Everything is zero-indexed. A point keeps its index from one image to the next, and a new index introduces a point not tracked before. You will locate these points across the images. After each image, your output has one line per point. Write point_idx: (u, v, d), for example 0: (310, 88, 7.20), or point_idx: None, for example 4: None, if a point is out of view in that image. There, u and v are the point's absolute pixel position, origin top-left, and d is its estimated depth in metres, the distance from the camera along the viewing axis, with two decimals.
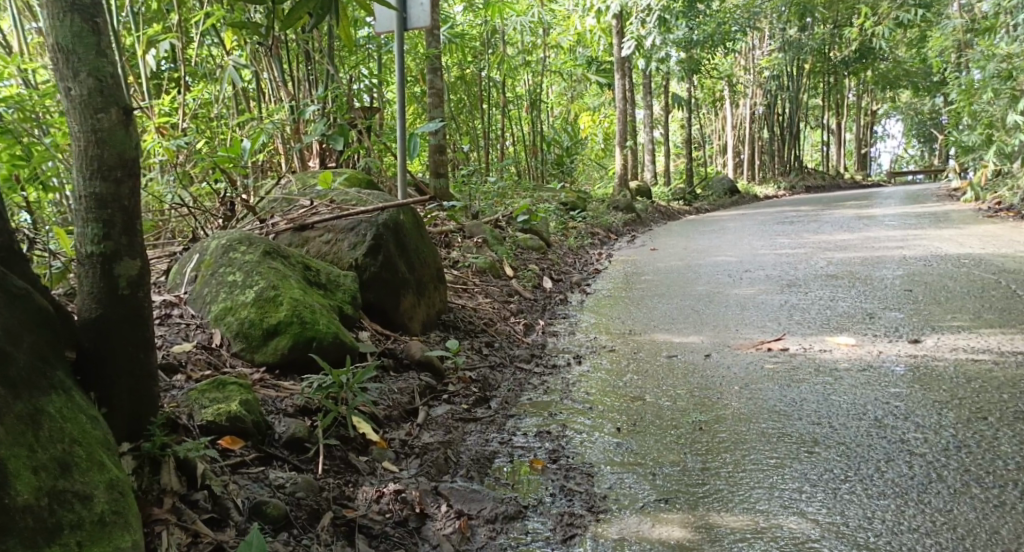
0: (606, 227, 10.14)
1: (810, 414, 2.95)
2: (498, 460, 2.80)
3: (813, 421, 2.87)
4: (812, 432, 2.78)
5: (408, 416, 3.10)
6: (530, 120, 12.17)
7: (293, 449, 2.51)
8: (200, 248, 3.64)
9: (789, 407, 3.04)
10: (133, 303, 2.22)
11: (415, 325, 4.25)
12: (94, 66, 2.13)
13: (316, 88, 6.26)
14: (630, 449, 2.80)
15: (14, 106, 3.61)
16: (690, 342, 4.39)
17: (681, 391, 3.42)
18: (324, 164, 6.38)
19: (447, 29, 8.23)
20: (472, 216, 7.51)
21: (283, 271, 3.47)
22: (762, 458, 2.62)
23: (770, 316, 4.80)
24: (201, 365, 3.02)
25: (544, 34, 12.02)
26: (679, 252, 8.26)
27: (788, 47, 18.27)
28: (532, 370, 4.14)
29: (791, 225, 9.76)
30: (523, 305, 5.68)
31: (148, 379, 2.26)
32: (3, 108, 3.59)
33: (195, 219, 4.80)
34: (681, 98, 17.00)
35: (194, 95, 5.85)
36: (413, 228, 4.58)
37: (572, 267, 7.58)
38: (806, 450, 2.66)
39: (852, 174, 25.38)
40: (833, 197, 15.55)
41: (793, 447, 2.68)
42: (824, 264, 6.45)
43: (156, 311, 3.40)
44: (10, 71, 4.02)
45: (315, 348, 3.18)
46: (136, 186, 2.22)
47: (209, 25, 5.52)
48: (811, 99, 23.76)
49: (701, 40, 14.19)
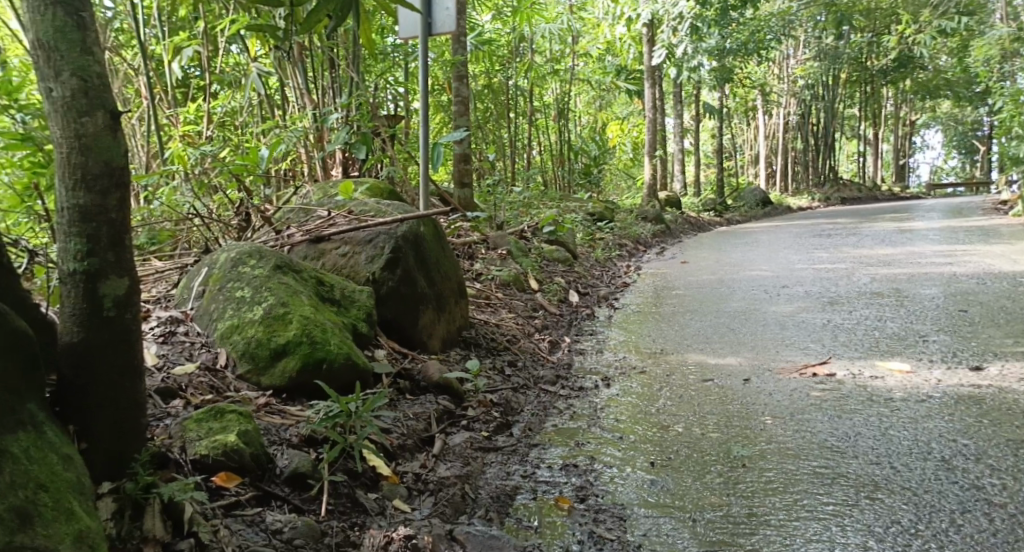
0: (635, 238, 9.89)
1: (866, 452, 2.68)
2: (521, 497, 2.57)
3: (870, 461, 2.61)
4: (869, 474, 2.52)
5: (424, 446, 2.88)
6: (558, 129, 11.96)
7: (295, 486, 2.30)
8: (209, 262, 3.45)
9: (841, 442, 2.77)
10: (119, 326, 2.03)
11: (435, 342, 4.04)
12: (78, 64, 1.93)
13: (340, 95, 6.08)
14: (666, 487, 2.55)
15: (32, 114, 3.42)
16: (727, 364, 4.12)
17: (720, 421, 3.17)
18: (348, 173, 6.16)
19: (476, 36, 8.04)
20: (497, 226, 7.29)
21: (295, 286, 3.28)
22: (817, 504, 2.37)
23: (813, 337, 4.53)
24: (203, 390, 2.82)
25: (573, 43, 11.82)
26: (711, 265, 7.99)
27: (823, 56, 17.90)
28: (558, 393, 3.91)
29: (827, 238, 9.45)
30: (549, 320, 5.44)
31: (136, 410, 2.07)
32: (21, 116, 3.40)
33: (210, 230, 4.61)
34: (712, 107, 16.68)
35: (215, 103, 5.69)
36: (434, 241, 4.37)
37: (600, 280, 7.33)
38: (866, 496, 2.40)
39: (887, 185, 24.89)
40: (870, 210, 15.18)
41: (850, 492, 2.43)
42: (867, 281, 6.15)
43: (160, 328, 3.21)
44: (28, 78, 3.85)
45: (324, 372, 2.97)
46: (125, 197, 2.02)
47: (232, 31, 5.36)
48: (846, 109, 23.33)
49: (735, 48, 13.90)
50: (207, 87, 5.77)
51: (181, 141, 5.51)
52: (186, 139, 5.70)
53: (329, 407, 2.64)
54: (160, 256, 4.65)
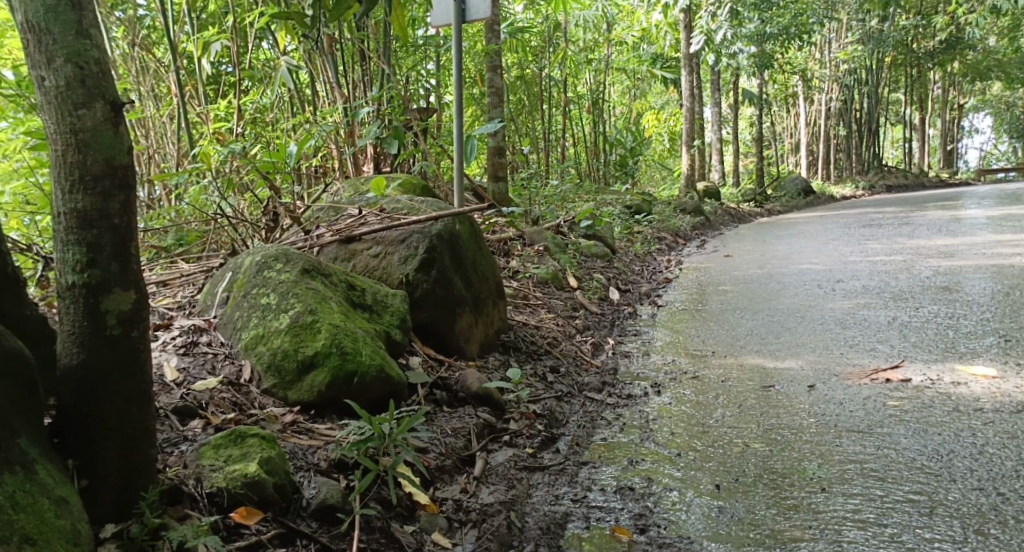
0: (674, 231, 9.57)
1: (971, 475, 2.51)
2: (572, 525, 2.40)
3: (975, 486, 2.45)
4: (975, 503, 2.38)
5: (463, 466, 2.65)
6: (593, 120, 11.65)
7: (323, 521, 2.10)
8: (233, 266, 3.25)
9: (935, 462, 2.60)
10: (125, 344, 1.83)
11: (473, 347, 3.79)
12: (73, 49, 1.73)
13: (371, 89, 5.83)
14: (736, 516, 2.40)
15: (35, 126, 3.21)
16: (788, 368, 3.84)
17: (788, 434, 2.94)
18: (380, 169, 5.92)
19: (509, 25, 7.77)
20: (532, 221, 7.04)
21: (324, 291, 3.05)
22: (919, 539, 2.25)
23: (881, 336, 4.23)
24: (225, 407, 2.60)
25: (609, 31, 11.48)
26: (756, 258, 7.66)
27: (869, 39, 17.33)
28: (604, 402, 3.64)
29: (880, 228, 9.05)
30: (590, 320, 5.18)
31: (144, 439, 1.88)
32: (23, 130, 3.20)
33: (238, 231, 4.43)
34: (752, 93, 16.22)
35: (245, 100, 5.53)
36: (470, 239, 4.11)
37: (640, 276, 7.06)
38: (975, 530, 2.27)
39: (934, 171, 24.17)
40: (921, 196, 14.66)
41: (956, 525, 2.29)
42: (931, 274, 5.82)
43: (182, 338, 3.02)
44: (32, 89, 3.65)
45: (355, 386, 2.72)
46: (129, 200, 1.81)
47: (261, 25, 5.18)
48: (891, 94, 22.64)
49: (776, 32, 13.46)
50: (238, 83, 5.62)
51: (211, 141, 5.36)
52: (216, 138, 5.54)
53: (360, 428, 2.40)
54: (188, 258, 4.47)
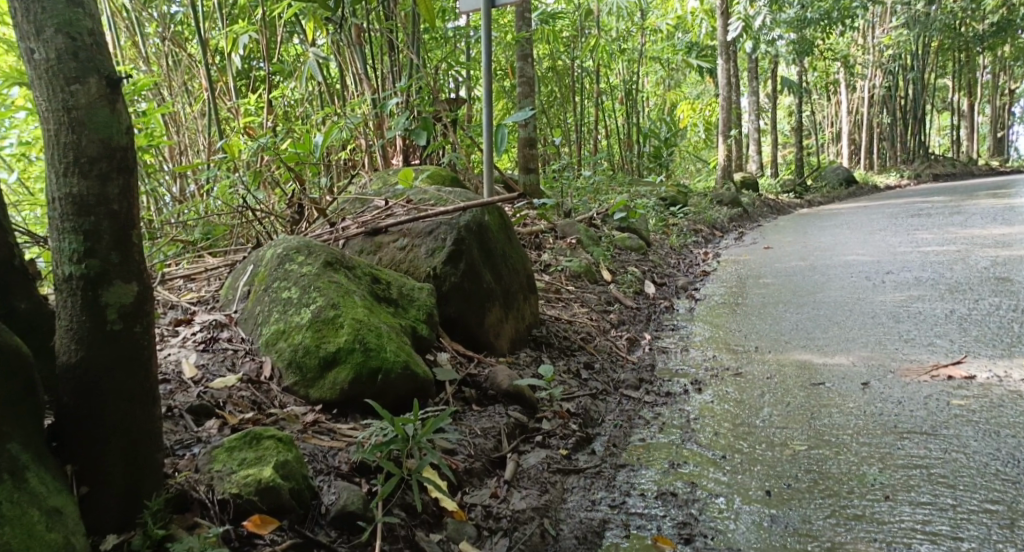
0: (710, 223, 9.35)
1: None
2: (610, 534, 2.26)
3: None
4: None
5: (493, 469, 2.50)
6: (626, 111, 11.46)
7: (343, 529, 1.97)
8: (255, 259, 3.12)
9: (1010, 468, 2.46)
10: (128, 342, 1.74)
11: (502, 343, 3.64)
12: (65, 20, 1.67)
13: (401, 80, 5.68)
14: (790, 527, 2.24)
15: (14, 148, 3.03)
16: (838, 365, 3.66)
17: (845, 436, 2.83)
18: (409, 162, 5.79)
19: (542, 13, 7.62)
20: (564, 214, 6.89)
21: (347, 285, 2.91)
22: None
23: (937, 331, 4.03)
24: (244, 406, 2.46)
25: (643, 19, 11.26)
26: (797, 250, 7.42)
27: (913, 24, 16.90)
28: (642, 400, 3.48)
29: (928, 218, 8.77)
30: (625, 315, 4.99)
31: (147, 442, 1.79)
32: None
33: (263, 225, 4.31)
34: (793, 81, 15.87)
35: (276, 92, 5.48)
36: (500, 231, 3.96)
37: (676, 269, 6.87)
38: None
39: (981, 160, 23.55)
40: (970, 186, 14.24)
41: None
42: (987, 265, 5.58)
43: (202, 334, 2.90)
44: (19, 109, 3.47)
45: (379, 385, 2.59)
46: (128, 185, 1.74)
47: (291, 14, 5.10)
48: (936, 81, 22.10)
49: (817, 18, 13.19)
50: (268, 75, 5.54)
51: (241, 134, 5.28)
52: (247, 131, 5.46)
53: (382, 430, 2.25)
54: (214, 253, 4.37)
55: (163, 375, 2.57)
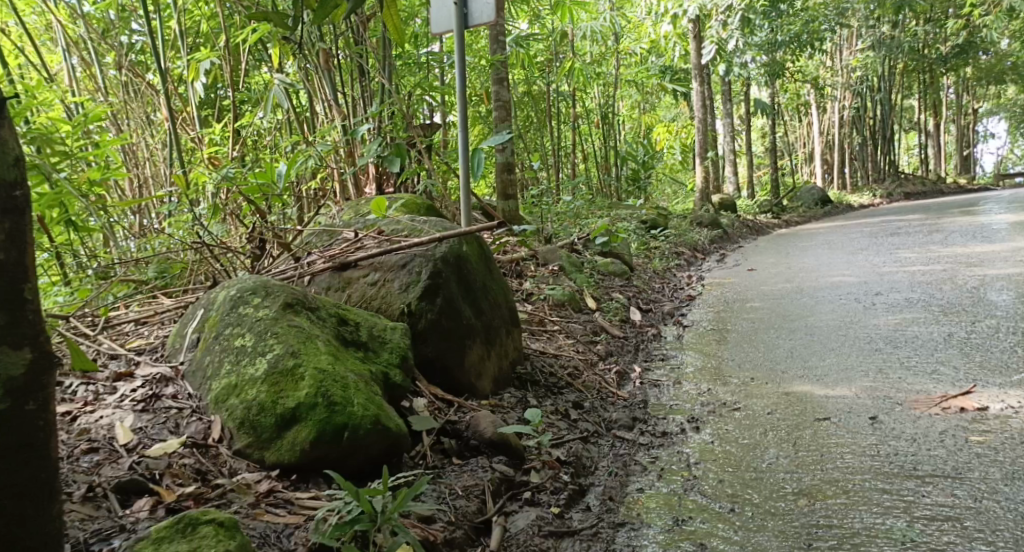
0: (692, 245, 9.12)
1: None
2: None
3: None
4: None
5: (477, 538, 2.38)
6: (603, 134, 11.24)
7: None
8: (205, 302, 2.80)
9: None
10: (20, 429, 1.67)
11: (484, 383, 3.35)
12: None
13: (372, 105, 5.41)
14: None
15: None
16: (843, 397, 3.38)
17: (875, 487, 2.59)
18: (382, 190, 5.50)
19: (515, 37, 7.40)
20: (544, 241, 6.62)
21: (310, 329, 2.61)
22: None
23: (940, 356, 3.80)
24: (186, 477, 2.18)
25: (616, 43, 11.07)
26: (783, 271, 7.18)
27: (881, 46, 16.96)
28: (637, 442, 3.18)
29: (911, 236, 8.60)
30: (613, 345, 4.71)
31: (43, 536, 1.71)
32: None
33: (221, 262, 3.99)
34: (766, 103, 15.76)
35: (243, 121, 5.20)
36: (480, 261, 3.66)
37: (662, 293, 6.60)
38: None
39: (953, 177, 23.59)
40: (943, 203, 14.18)
41: None
42: (981, 283, 5.38)
43: (143, 392, 2.58)
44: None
45: (347, 442, 2.29)
46: (20, 242, 1.67)
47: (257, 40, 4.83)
48: (906, 101, 22.19)
49: (787, 41, 13.11)
50: (235, 104, 5.25)
51: (206, 165, 4.98)
52: (211, 162, 5.16)
53: (343, 508, 2.00)
54: (172, 293, 4.04)
55: (92, 444, 2.28)
